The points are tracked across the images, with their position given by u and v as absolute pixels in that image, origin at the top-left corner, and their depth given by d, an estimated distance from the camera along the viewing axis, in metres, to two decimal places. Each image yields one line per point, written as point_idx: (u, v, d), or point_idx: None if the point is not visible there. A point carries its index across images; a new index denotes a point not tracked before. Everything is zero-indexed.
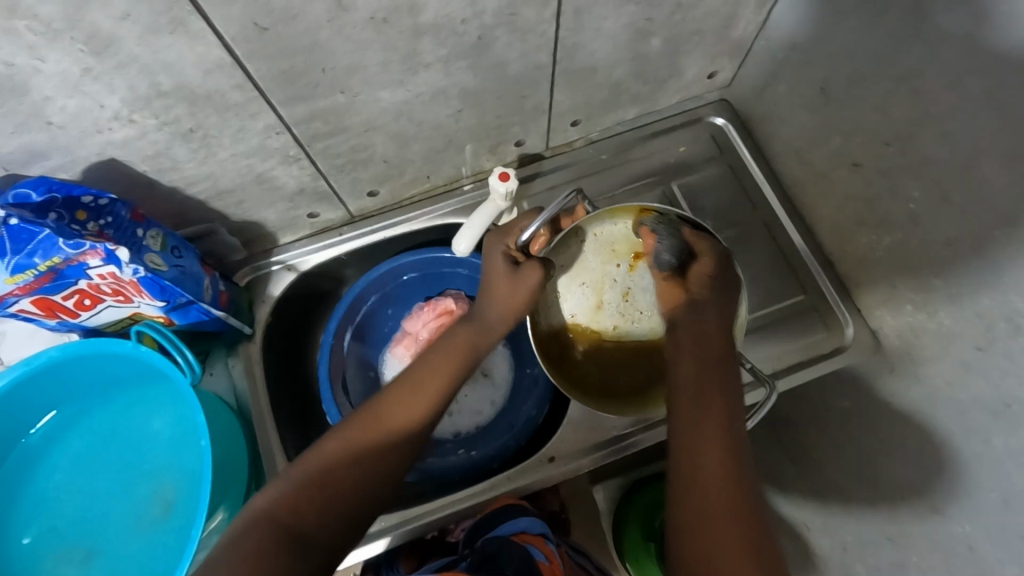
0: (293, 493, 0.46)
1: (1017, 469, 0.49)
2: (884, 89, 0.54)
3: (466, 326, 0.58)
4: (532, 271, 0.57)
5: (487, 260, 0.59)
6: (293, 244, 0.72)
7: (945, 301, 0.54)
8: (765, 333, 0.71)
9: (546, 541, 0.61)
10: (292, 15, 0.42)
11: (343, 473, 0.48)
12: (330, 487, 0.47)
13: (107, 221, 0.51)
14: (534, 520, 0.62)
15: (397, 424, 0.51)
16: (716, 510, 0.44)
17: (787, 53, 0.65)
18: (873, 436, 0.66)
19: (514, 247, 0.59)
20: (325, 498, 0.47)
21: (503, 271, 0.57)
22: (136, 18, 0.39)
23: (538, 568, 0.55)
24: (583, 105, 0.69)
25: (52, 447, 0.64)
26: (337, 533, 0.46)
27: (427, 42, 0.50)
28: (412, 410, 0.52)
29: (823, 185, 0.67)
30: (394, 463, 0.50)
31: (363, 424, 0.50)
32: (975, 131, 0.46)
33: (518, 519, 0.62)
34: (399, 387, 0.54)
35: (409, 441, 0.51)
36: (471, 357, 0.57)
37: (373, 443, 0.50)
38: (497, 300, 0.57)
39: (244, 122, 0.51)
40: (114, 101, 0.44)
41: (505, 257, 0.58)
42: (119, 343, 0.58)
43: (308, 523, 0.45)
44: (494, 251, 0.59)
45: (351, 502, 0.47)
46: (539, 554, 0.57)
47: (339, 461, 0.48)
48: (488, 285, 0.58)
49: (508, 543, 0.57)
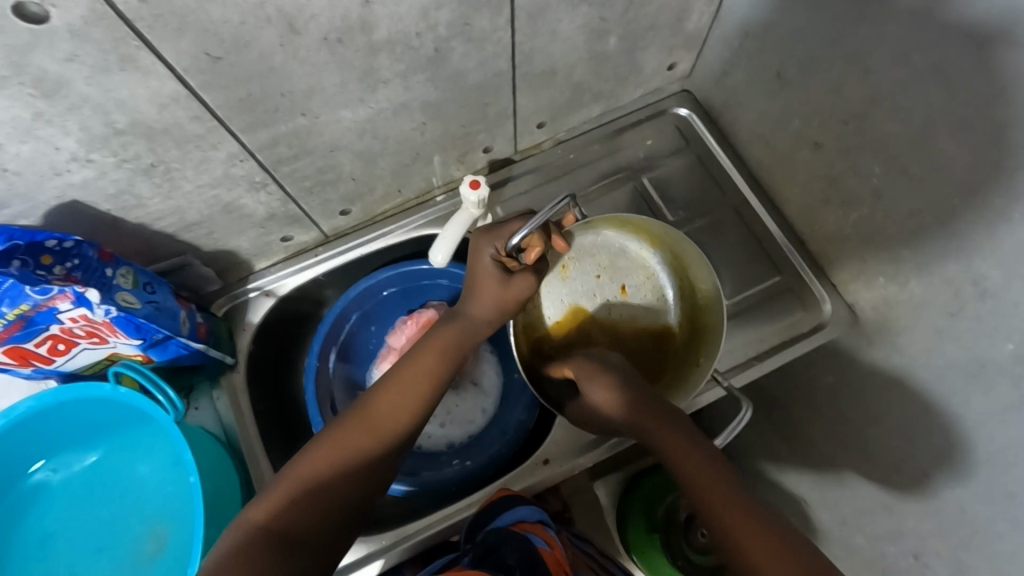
0: (285, 503, 0.46)
1: (998, 429, 0.50)
2: (835, 70, 0.56)
3: (449, 325, 0.58)
4: (524, 278, 0.57)
5: (474, 256, 0.58)
6: (268, 269, 0.72)
7: (914, 271, 0.55)
8: (745, 317, 0.72)
9: (545, 528, 0.61)
10: (243, 43, 0.42)
11: (339, 483, 0.48)
12: (321, 493, 0.47)
13: (74, 264, 0.50)
14: (533, 509, 0.62)
15: (383, 431, 0.52)
16: (728, 501, 0.45)
17: (741, 41, 0.67)
18: (863, 408, 0.67)
19: (503, 252, 0.57)
20: (315, 505, 0.47)
21: (491, 274, 0.57)
22: (83, 58, 0.38)
23: (539, 555, 0.55)
24: (547, 107, 0.70)
25: (37, 499, 0.63)
26: (329, 534, 0.47)
27: (383, 58, 0.50)
28: (401, 413, 0.53)
29: (788, 167, 0.69)
30: (383, 465, 0.51)
31: (358, 427, 0.51)
32: (926, 104, 0.47)
33: (515, 509, 0.61)
34: (385, 383, 0.54)
35: (395, 446, 0.52)
36: (450, 366, 0.57)
37: (363, 448, 0.50)
38: (483, 299, 0.58)
39: (206, 153, 0.51)
40: (70, 142, 0.44)
41: (494, 262, 0.57)
42: (98, 387, 0.58)
43: (295, 531, 0.45)
44: (483, 249, 0.57)
45: (342, 509, 0.48)
46: (540, 541, 0.57)
47: (329, 470, 0.48)
48: (474, 285, 0.58)
49: (508, 535, 0.56)
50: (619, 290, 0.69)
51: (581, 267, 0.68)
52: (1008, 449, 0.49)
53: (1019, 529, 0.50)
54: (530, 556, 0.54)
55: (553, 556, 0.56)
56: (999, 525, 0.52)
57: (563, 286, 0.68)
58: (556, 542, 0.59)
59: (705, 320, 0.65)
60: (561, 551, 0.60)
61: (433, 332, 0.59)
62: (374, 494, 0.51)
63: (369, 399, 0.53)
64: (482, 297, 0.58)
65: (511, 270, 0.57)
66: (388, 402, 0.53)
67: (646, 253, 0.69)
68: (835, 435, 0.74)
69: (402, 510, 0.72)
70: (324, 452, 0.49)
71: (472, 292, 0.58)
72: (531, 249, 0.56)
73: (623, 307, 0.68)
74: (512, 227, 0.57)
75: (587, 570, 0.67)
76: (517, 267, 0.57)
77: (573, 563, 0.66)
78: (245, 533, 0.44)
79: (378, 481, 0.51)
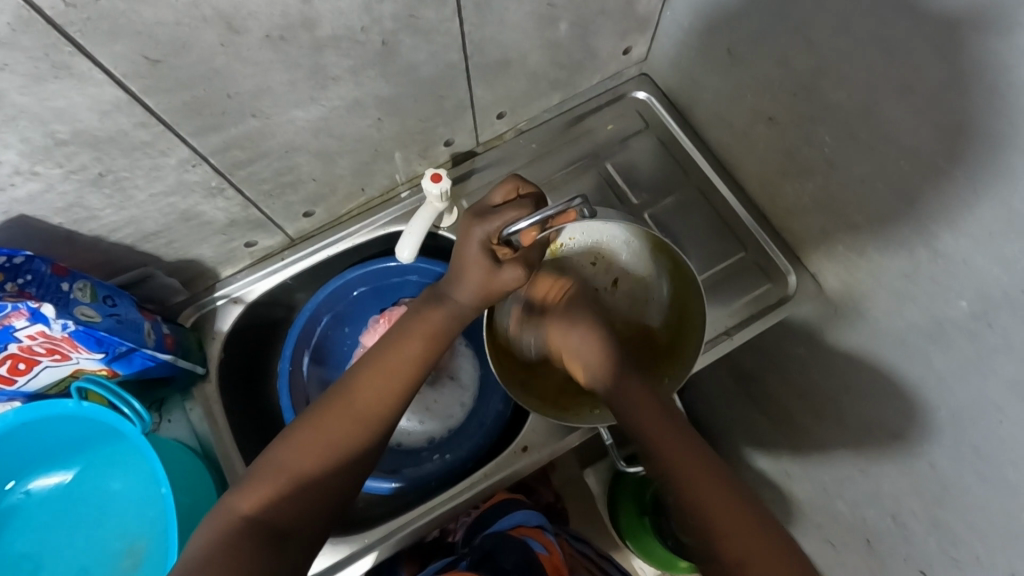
0: (274, 494, 0.47)
1: (958, 384, 0.51)
2: (781, 43, 0.57)
3: (433, 308, 0.57)
4: (513, 270, 0.54)
5: (462, 241, 0.54)
6: (235, 276, 0.71)
7: (870, 237, 0.56)
8: (713, 293, 0.72)
9: (541, 532, 0.69)
10: (181, 45, 0.42)
11: (322, 472, 0.49)
12: (306, 484, 0.48)
13: (27, 279, 0.49)
14: (531, 513, 0.71)
15: (367, 420, 0.52)
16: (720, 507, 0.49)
17: (692, 21, 0.67)
18: (834, 376, 0.69)
19: (495, 239, 0.53)
20: (301, 493, 0.48)
21: (479, 259, 0.53)
22: (15, 68, 0.38)
23: (538, 559, 0.62)
24: (504, 98, 0.70)
25: (11, 519, 0.62)
26: (316, 527, 0.49)
27: (330, 54, 0.50)
28: (382, 401, 0.53)
29: (746, 144, 0.70)
30: (366, 456, 0.52)
31: (339, 416, 0.51)
32: (869, 70, 0.48)
33: (515, 513, 0.71)
34: (364, 368, 0.54)
35: (379, 434, 0.52)
36: (434, 349, 0.56)
37: (347, 437, 0.51)
38: (468, 286, 0.55)
39: (156, 160, 0.50)
40: (10, 155, 0.43)
41: (484, 248, 0.53)
42: (60, 404, 0.57)
43: (284, 522, 0.47)
44: (472, 234, 0.53)
45: (334, 501, 0.50)
46: (539, 547, 0.64)
47: (314, 460, 0.49)
48: (459, 268, 0.55)
49: (506, 538, 0.65)
50: (611, 282, 0.66)
51: (577, 249, 0.66)
52: (968, 403, 0.51)
53: (985, 480, 0.51)
54: (528, 558, 0.62)
55: (551, 560, 0.63)
56: (968, 479, 0.53)
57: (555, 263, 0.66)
58: (554, 545, 0.67)
59: (684, 337, 0.63)
60: (558, 553, 0.67)
61: (415, 314, 0.57)
62: (357, 486, 0.52)
63: (351, 389, 0.52)
64: (465, 282, 0.55)
65: (500, 258, 0.54)
66: (369, 389, 0.52)
67: (648, 256, 0.64)
68: (810, 405, 0.75)
69: (390, 509, 0.73)
70: (309, 440, 0.50)
71: (456, 277, 0.55)
72: (527, 235, 0.53)
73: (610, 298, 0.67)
74: (509, 213, 0.53)
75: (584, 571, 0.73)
76: (508, 256, 0.55)
77: (570, 565, 0.72)
78: (234, 522, 0.46)
79: (360, 474, 0.52)
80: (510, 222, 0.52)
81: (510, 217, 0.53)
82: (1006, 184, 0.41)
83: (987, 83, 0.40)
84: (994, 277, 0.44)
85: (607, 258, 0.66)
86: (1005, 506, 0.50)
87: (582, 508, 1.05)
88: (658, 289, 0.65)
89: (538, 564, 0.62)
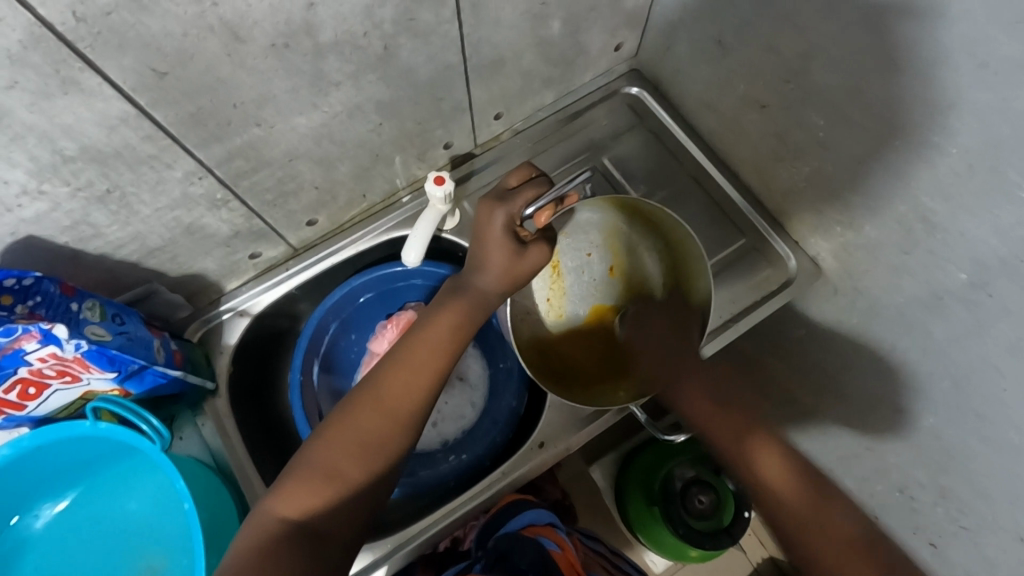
0: (309, 493, 0.48)
1: (959, 353, 0.52)
2: (770, 30, 0.58)
3: (455, 298, 0.56)
4: (536, 251, 0.55)
5: (483, 226, 0.55)
6: (240, 289, 0.70)
7: (866, 215, 0.58)
8: (719, 280, 0.74)
9: (554, 529, 0.70)
10: (187, 56, 0.42)
11: (355, 470, 0.49)
12: (338, 480, 0.48)
13: (37, 301, 0.48)
14: (542, 512, 0.72)
15: (397, 416, 0.51)
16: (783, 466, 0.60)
17: (681, 15, 0.69)
18: (834, 355, 0.70)
19: (518, 219, 0.55)
20: (334, 494, 0.48)
21: (502, 242, 0.54)
22: (23, 86, 0.37)
23: (551, 556, 0.62)
24: (499, 97, 0.71)
25: (26, 544, 0.61)
26: (352, 529, 0.49)
27: (332, 60, 0.50)
28: (408, 394, 0.52)
29: (738, 132, 0.71)
30: (400, 455, 0.52)
31: (366, 410, 0.51)
32: (858, 51, 0.50)
33: (525, 513, 0.71)
34: (391, 361, 0.54)
35: (408, 430, 0.52)
36: (460, 343, 0.56)
37: (375, 433, 0.50)
38: (491, 273, 0.55)
39: (161, 173, 0.50)
40: (17, 175, 0.43)
41: (508, 230, 0.55)
42: (77, 426, 0.56)
43: (319, 520, 0.47)
44: (494, 218, 0.55)
45: (369, 502, 0.50)
46: (552, 544, 0.65)
47: (345, 458, 0.49)
48: (481, 256, 0.56)
49: (521, 538, 0.64)
50: (606, 269, 0.69)
51: (574, 240, 0.67)
52: (968, 370, 0.52)
53: (987, 445, 0.53)
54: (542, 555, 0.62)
55: (564, 557, 0.64)
56: (972, 446, 0.55)
57: (556, 259, 0.67)
58: (565, 542, 0.68)
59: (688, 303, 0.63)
60: (571, 550, 0.68)
61: (439, 306, 0.56)
62: (388, 487, 0.52)
63: (379, 382, 0.52)
64: (487, 270, 0.55)
65: (524, 239, 0.55)
66: (399, 384, 0.52)
67: (637, 236, 0.66)
68: (813, 384, 0.77)
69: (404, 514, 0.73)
70: (341, 437, 0.50)
71: (479, 265, 0.56)
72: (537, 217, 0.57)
73: (610, 285, 0.69)
74: (526, 194, 0.55)
75: (601, 568, 0.74)
76: (529, 237, 0.56)
77: (584, 563, 0.72)
78: (271, 524, 0.46)
79: (391, 475, 0.52)
80: (527, 203, 0.55)
81: (527, 197, 0.55)
82: (999, 156, 0.42)
83: (978, 58, 0.41)
84: (990, 247, 0.46)
85: (603, 245, 0.68)
86: (1009, 468, 0.52)
87: (588, 502, 1.05)
88: (655, 269, 0.67)
89: (553, 561, 0.61)
